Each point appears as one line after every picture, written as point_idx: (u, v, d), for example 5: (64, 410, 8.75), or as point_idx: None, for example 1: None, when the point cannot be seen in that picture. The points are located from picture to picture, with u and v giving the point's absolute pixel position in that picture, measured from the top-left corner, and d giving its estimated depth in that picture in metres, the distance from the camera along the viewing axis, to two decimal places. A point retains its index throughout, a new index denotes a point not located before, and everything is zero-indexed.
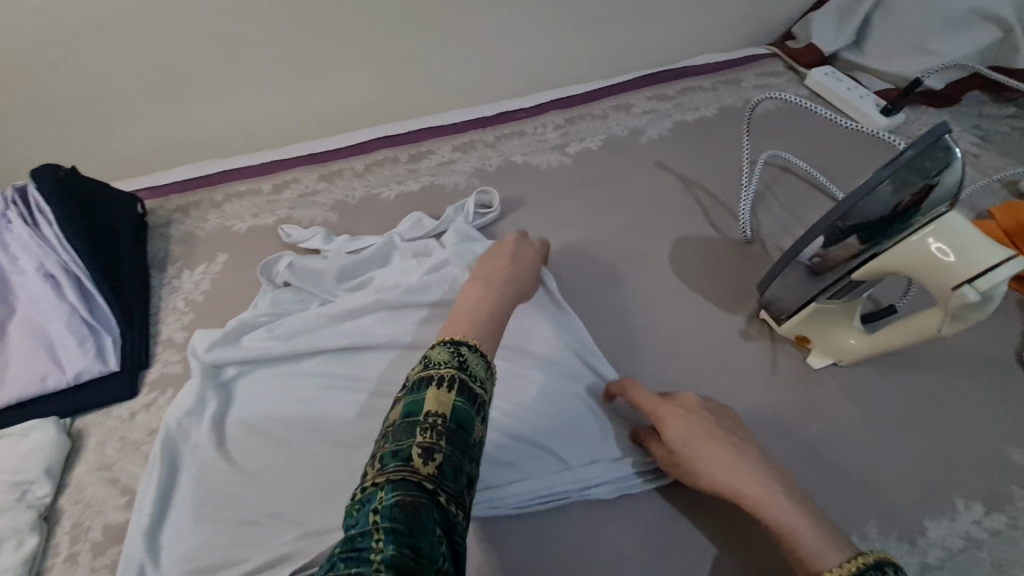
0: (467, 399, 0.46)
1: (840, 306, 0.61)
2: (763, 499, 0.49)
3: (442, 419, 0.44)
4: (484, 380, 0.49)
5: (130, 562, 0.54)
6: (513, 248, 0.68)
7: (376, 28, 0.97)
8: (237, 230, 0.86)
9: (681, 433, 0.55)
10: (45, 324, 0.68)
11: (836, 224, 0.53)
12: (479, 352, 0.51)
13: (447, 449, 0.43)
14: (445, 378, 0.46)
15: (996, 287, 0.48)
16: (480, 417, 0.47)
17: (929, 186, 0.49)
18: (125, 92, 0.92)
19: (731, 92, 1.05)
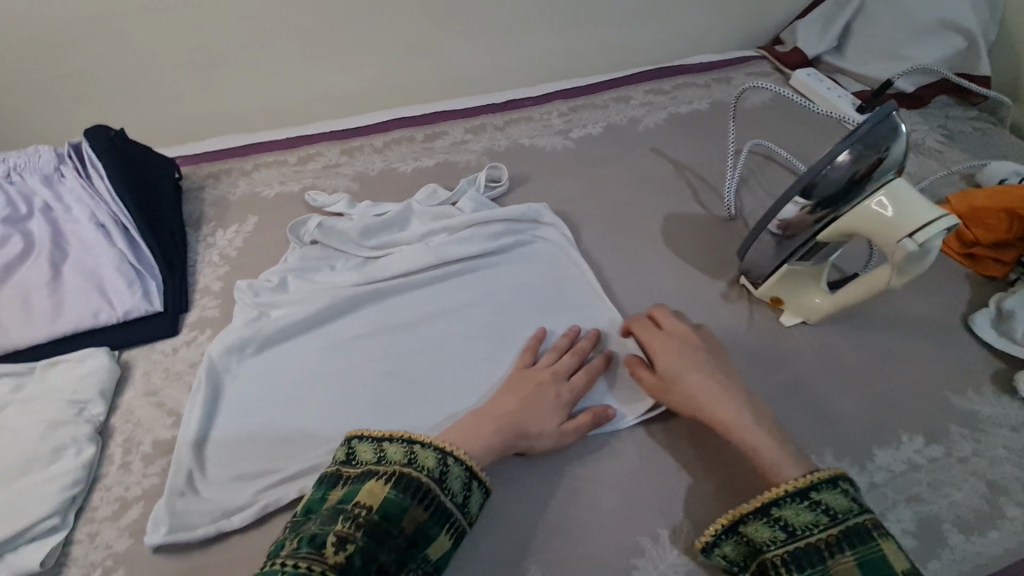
0: (400, 490, 0.53)
1: (808, 268, 0.69)
2: (737, 423, 0.59)
3: (366, 510, 0.51)
4: (431, 471, 0.55)
5: (180, 467, 0.61)
6: (535, 390, 0.65)
7: (398, 18, 1.05)
8: (266, 195, 0.94)
9: (670, 364, 0.64)
10: (97, 268, 0.75)
11: (804, 193, 0.61)
12: (435, 446, 0.57)
13: (361, 539, 0.48)
14: (387, 474, 0.54)
15: (934, 239, 0.56)
16: (413, 507, 0.52)
17: (880, 159, 0.58)
18: (165, 68, 0.99)
19: (722, 89, 1.15)
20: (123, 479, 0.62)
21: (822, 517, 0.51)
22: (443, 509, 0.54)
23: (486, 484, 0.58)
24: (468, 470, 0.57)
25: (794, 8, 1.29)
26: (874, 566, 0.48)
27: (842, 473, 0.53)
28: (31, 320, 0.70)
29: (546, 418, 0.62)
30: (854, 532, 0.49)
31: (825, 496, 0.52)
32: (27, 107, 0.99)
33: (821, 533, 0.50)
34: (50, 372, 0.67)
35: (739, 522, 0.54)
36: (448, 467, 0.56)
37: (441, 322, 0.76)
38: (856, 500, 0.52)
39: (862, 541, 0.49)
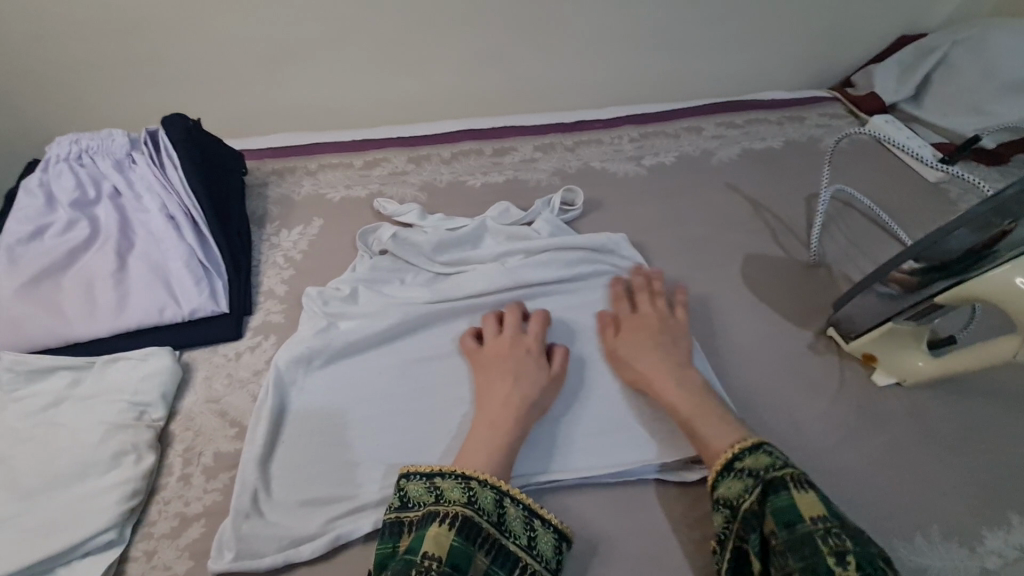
0: (465, 537, 0.50)
1: (911, 329, 0.66)
2: (698, 416, 0.61)
3: (437, 561, 0.47)
4: (491, 513, 0.52)
5: (246, 486, 0.57)
6: (506, 363, 0.65)
7: (476, 29, 1.03)
8: (330, 198, 0.91)
9: (635, 338, 0.69)
10: (164, 261, 0.72)
11: (913, 259, 0.62)
12: (490, 483, 0.54)
13: None
14: (448, 516, 0.51)
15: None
16: (481, 552, 0.50)
17: (1005, 231, 0.56)
18: (238, 60, 0.97)
19: (796, 128, 1.12)
20: (183, 493, 0.58)
21: (749, 482, 0.54)
22: (506, 552, 0.51)
23: (551, 520, 0.54)
24: (527, 508, 0.54)
25: (868, 52, 1.27)
26: (786, 512, 0.50)
27: (762, 440, 0.57)
28: (93, 312, 0.67)
29: (539, 378, 0.64)
30: (770, 487, 0.53)
31: (747, 462, 0.55)
32: (94, 87, 0.97)
33: (750, 497, 0.53)
34: (110, 369, 0.64)
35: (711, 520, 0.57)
36: (506, 508, 0.53)
37: None
38: (778, 459, 0.55)
39: (776, 491, 0.52)
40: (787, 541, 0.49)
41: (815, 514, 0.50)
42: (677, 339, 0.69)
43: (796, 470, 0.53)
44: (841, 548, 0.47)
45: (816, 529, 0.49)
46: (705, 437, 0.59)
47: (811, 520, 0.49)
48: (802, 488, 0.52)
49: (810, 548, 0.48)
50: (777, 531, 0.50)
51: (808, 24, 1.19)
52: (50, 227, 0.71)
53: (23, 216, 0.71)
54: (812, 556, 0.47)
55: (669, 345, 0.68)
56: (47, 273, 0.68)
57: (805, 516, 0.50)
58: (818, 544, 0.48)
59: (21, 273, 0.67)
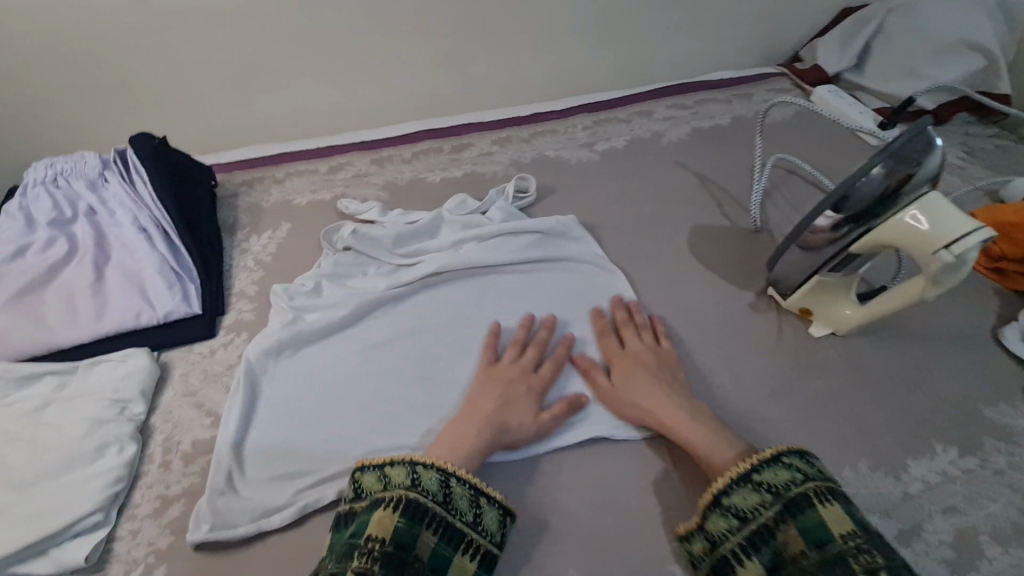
0: (409, 518, 0.53)
1: (838, 280, 0.70)
2: (669, 414, 0.64)
3: (380, 542, 0.51)
4: (436, 494, 0.55)
5: (221, 466, 0.62)
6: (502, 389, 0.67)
7: (428, 33, 1.08)
8: (297, 203, 0.96)
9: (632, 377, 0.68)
10: (138, 270, 0.77)
11: (834, 208, 0.62)
12: (436, 468, 0.57)
13: (379, 571, 0.49)
14: (392, 499, 0.54)
15: (965, 258, 0.57)
16: (428, 530, 0.53)
17: (911, 174, 0.60)
18: (203, 80, 1.03)
19: (743, 105, 1.16)
20: (163, 478, 0.63)
21: (766, 496, 0.54)
22: (453, 529, 0.54)
23: (497, 498, 0.57)
24: (474, 487, 0.57)
25: (813, 27, 1.31)
26: (815, 532, 0.50)
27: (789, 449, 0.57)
28: (75, 320, 0.72)
29: (527, 415, 0.65)
30: (794, 505, 0.52)
31: (766, 476, 0.55)
32: (70, 116, 1.03)
33: (768, 513, 0.53)
34: (93, 371, 0.69)
35: (701, 523, 0.56)
36: (451, 488, 0.56)
37: (472, 329, 0.77)
38: (799, 472, 0.54)
39: (802, 510, 0.51)
40: (820, 562, 0.48)
41: (845, 532, 0.49)
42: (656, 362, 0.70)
43: (821, 484, 0.53)
44: (875, 564, 0.46)
45: (847, 548, 0.48)
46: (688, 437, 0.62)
47: (842, 538, 0.49)
48: (827, 502, 0.51)
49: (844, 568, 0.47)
50: (808, 552, 0.49)
51: (750, 4, 1.23)
52: (31, 246, 0.76)
53: (5, 237, 0.76)
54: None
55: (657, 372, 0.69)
56: (29, 288, 0.73)
57: (836, 535, 0.49)
58: (850, 562, 0.47)
59: (6, 289, 0.72)
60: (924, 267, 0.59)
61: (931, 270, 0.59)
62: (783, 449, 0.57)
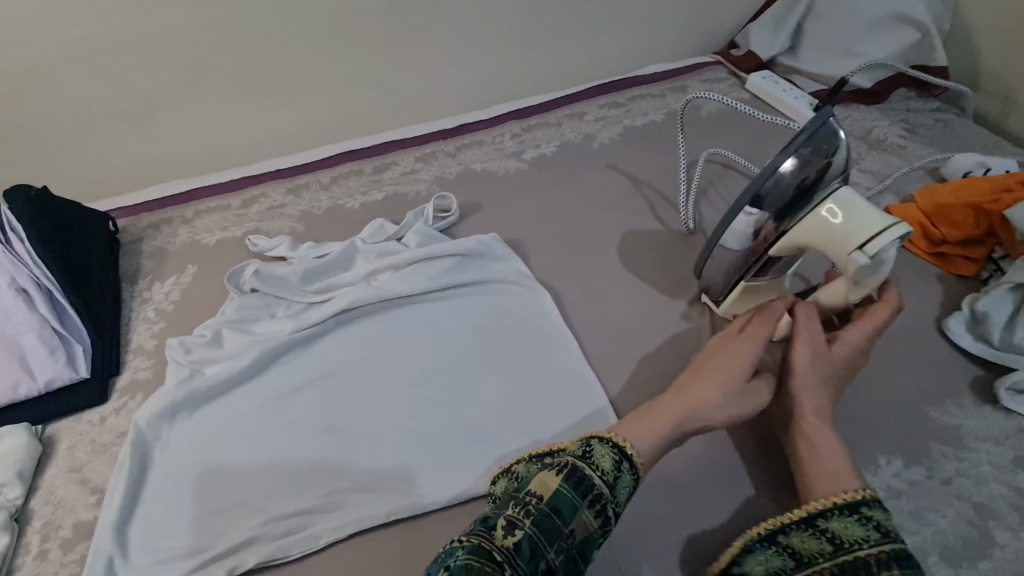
0: (574, 487, 0.48)
1: (767, 283, 0.66)
2: (820, 432, 0.56)
3: (540, 499, 0.46)
4: (606, 472, 0.50)
5: (99, 554, 0.56)
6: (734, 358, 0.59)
7: (339, 49, 1.02)
8: (206, 243, 0.90)
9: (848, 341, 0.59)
10: (16, 336, 0.70)
11: (753, 205, 0.57)
12: (612, 442, 0.52)
13: (531, 529, 0.45)
14: (562, 464, 0.49)
15: (887, 257, 0.54)
16: (587, 506, 0.48)
17: (825, 165, 0.56)
18: (100, 119, 0.96)
19: (678, 98, 1.12)
20: (39, 570, 0.56)
21: (874, 533, 0.48)
22: (607, 515, 0.48)
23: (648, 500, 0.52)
24: (636, 479, 0.52)
25: (745, 13, 1.27)
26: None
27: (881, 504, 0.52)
28: None
29: (730, 394, 0.57)
30: (902, 553, 0.46)
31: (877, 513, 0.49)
32: None
33: (874, 550, 0.47)
34: None
35: (784, 539, 0.51)
36: (620, 473, 0.51)
37: (386, 367, 0.71)
38: None
39: (909, 563, 0.46)
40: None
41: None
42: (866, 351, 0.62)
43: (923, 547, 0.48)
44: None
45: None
46: (829, 440, 0.56)
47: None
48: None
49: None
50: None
51: None
52: None
53: None
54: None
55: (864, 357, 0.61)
56: None
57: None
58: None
59: None
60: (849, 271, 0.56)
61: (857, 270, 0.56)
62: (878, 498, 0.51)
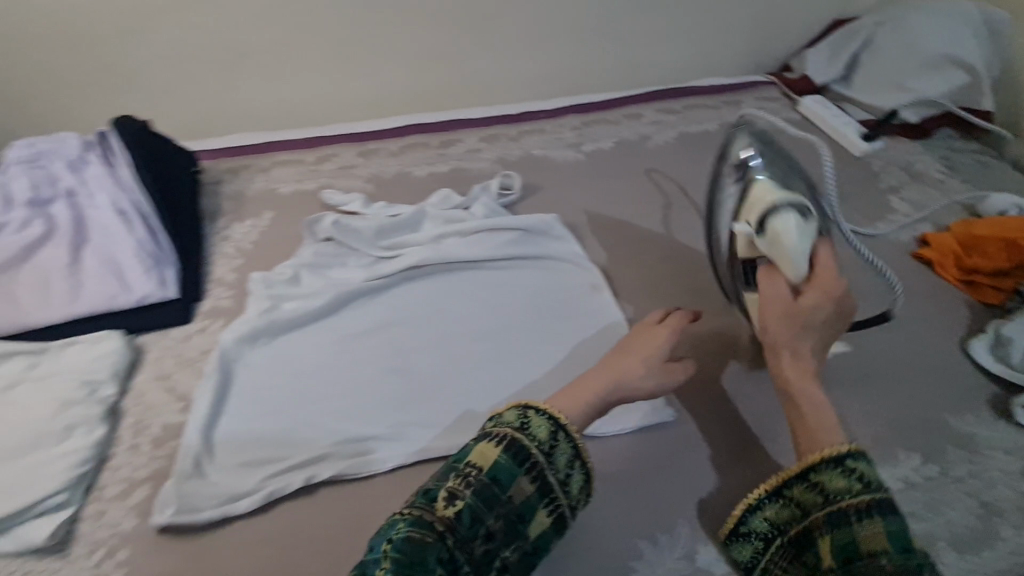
0: (511, 456, 0.52)
1: None
2: (800, 379, 0.59)
3: (478, 471, 0.51)
4: (542, 441, 0.53)
5: (188, 451, 0.62)
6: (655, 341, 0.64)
7: (419, 26, 1.08)
8: (281, 192, 0.96)
9: (814, 299, 0.59)
10: (116, 253, 0.76)
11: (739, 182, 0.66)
12: (546, 413, 0.55)
13: (469, 499, 0.49)
14: (499, 436, 0.53)
15: (783, 247, 0.60)
16: (525, 473, 0.52)
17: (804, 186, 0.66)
18: (192, 66, 1.03)
19: (731, 111, 1.17)
20: (132, 460, 0.63)
21: (857, 484, 0.50)
22: (547, 481, 0.53)
23: (589, 465, 0.55)
24: (575, 447, 0.55)
25: (802, 39, 1.33)
26: (902, 538, 0.47)
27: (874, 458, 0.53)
28: (50, 300, 0.72)
29: (652, 368, 0.62)
30: (887, 505, 0.49)
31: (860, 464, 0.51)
32: (57, 97, 1.02)
33: (855, 499, 0.49)
34: (66, 352, 0.68)
35: (782, 487, 0.54)
36: (558, 441, 0.54)
37: (448, 322, 0.77)
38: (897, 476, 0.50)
39: (894, 515, 0.48)
40: (899, 567, 0.46)
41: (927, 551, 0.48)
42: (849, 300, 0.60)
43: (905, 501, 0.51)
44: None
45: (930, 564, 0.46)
46: (805, 397, 0.57)
47: (924, 553, 0.47)
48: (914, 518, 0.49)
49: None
50: (892, 553, 0.46)
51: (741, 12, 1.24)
52: (7, 225, 0.75)
53: None
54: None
55: (844, 307, 0.60)
56: (5, 266, 0.73)
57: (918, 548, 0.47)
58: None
59: None
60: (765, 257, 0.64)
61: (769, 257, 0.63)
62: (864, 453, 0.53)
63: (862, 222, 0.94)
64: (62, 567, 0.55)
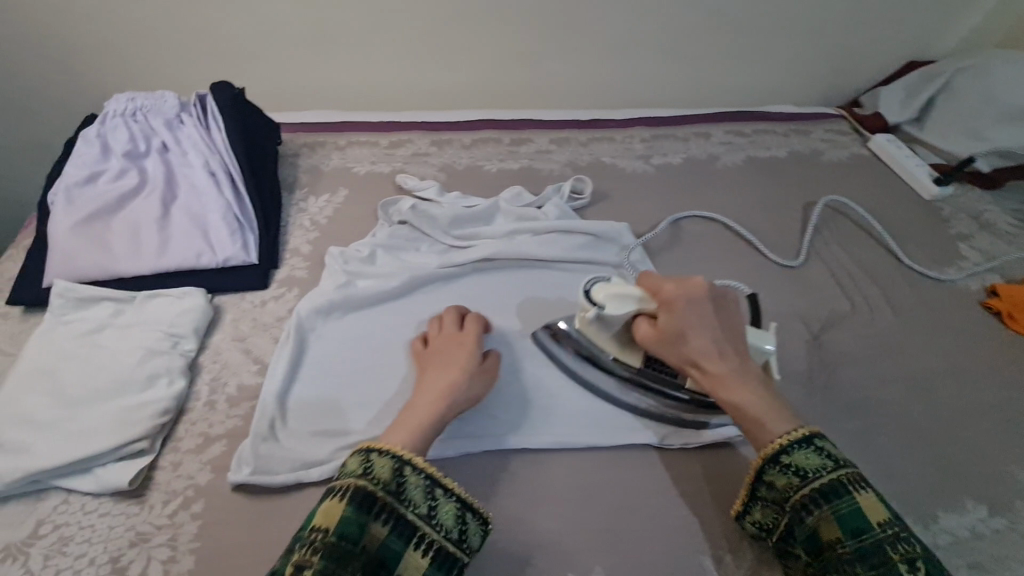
0: (357, 506, 0.48)
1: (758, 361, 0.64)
2: (722, 389, 0.58)
3: (324, 532, 0.46)
4: (388, 482, 0.50)
5: (265, 414, 0.63)
6: (446, 353, 0.65)
7: (503, 24, 1.09)
8: (356, 171, 0.97)
9: (673, 319, 0.60)
10: (203, 213, 0.78)
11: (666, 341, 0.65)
12: (391, 453, 0.52)
13: (319, 562, 0.44)
14: (341, 488, 0.49)
15: (608, 310, 0.63)
16: (377, 519, 0.48)
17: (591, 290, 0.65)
18: (280, 40, 1.05)
19: (801, 140, 1.17)
20: (207, 416, 0.64)
21: (794, 478, 0.53)
22: (405, 521, 0.49)
23: (453, 489, 0.52)
24: (429, 477, 0.52)
25: (876, 76, 1.32)
26: (853, 518, 0.49)
27: (815, 432, 0.54)
28: (138, 251, 0.74)
29: (466, 376, 0.62)
30: (826, 489, 0.51)
31: (796, 457, 0.53)
32: (148, 57, 1.05)
33: (798, 493, 0.52)
34: (150, 303, 0.70)
35: (753, 490, 0.57)
36: (406, 476, 0.51)
37: (515, 317, 0.77)
38: (831, 458, 0.53)
39: (838, 496, 0.50)
40: (856, 549, 0.48)
41: (883, 520, 0.49)
42: (709, 284, 0.62)
43: (853, 470, 0.52)
44: (913, 554, 0.46)
45: (886, 536, 0.48)
46: (734, 399, 0.57)
47: (880, 526, 0.48)
48: (864, 488, 0.51)
49: (881, 557, 0.47)
50: (844, 539, 0.49)
51: (820, 43, 1.24)
52: (103, 174, 0.78)
53: (80, 162, 0.78)
54: (884, 564, 0.46)
55: (709, 300, 0.60)
56: (99, 214, 0.75)
57: (874, 523, 0.49)
58: (888, 552, 0.47)
59: (76, 212, 0.74)
60: (597, 323, 0.65)
61: (602, 321, 0.65)
62: (815, 430, 0.55)
63: (931, 266, 0.93)
64: (139, 512, 0.56)
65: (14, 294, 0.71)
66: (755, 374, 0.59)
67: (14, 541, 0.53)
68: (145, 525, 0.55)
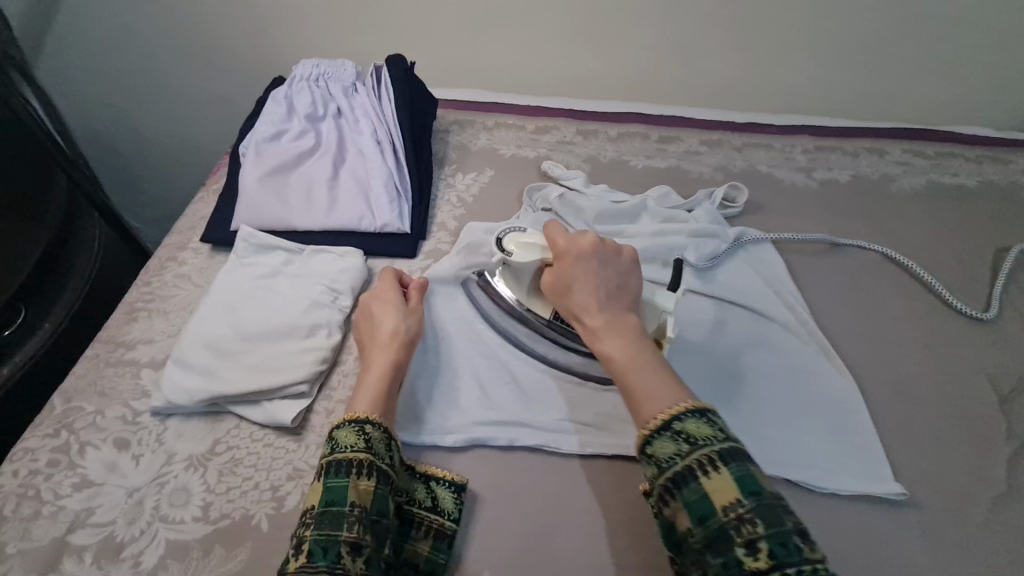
0: (339, 475, 0.49)
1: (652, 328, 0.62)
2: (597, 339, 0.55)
3: (311, 508, 0.48)
4: (378, 450, 0.52)
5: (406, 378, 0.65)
6: (372, 327, 0.65)
7: (667, 17, 1.04)
8: (502, 153, 0.98)
9: (566, 274, 0.59)
10: (368, 178, 0.82)
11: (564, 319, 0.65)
12: (383, 427, 0.53)
13: (315, 530, 0.46)
14: (327, 465, 0.50)
15: (517, 258, 0.63)
16: (360, 477, 0.49)
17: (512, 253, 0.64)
18: (446, 20, 1.08)
19: (997, 169, 1.01)
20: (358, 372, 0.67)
21: (651, 468, 0.48)
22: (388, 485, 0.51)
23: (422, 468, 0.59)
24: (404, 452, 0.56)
25: None
26: (699, 507, 0.44)
27: (704, 405, 0.48)
28: (310, 207, 0.79)
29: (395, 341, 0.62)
30: (677, 477, 0.46)
31: (656, 447, 0.47)
32: (325, 27, 1.13)
33: (657, 480, 0.47)
34: (315, 258, 0.75)
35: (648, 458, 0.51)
36: (392, 448, 0.54)
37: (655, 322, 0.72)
38: (687, 439, 0.47)
39: (685, 484, 0.45)
40: (702, 541, 0.43)
41: (728, 502, 0.43)
42: (601, 241, 0.61)
43: (710, 447, 0.46)
44: (756, 535, 0.42)
45: (729, 520, 0.43)
46: (610, 353, 0.54)
47: (723, 510, 0.43)
48: (719, 467, 0.45)
49: (724, 543, 0.42)
50: (692, 530, 0.44)
51: None
52: (287, 133, 0.85)
53: (270, 120, 0.85)
54: (724, 552, 0.42)
55: (600, 256, 0.59)
56: (280, 169, 0.82)
57: (718, 506, 0.44)
58: (730, 535, 0.42)
59: (263, 165, 0.81)
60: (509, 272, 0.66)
61: (510, 270, 0.66)
62: (680, 410, 0.48)
63: None
64: (296, 449, 0.61)
65: (208, 233, 0.79)
66: (633, 329, 0.56)
67: (195, 453, 0.60)
68: (302, 462, 0.60)
